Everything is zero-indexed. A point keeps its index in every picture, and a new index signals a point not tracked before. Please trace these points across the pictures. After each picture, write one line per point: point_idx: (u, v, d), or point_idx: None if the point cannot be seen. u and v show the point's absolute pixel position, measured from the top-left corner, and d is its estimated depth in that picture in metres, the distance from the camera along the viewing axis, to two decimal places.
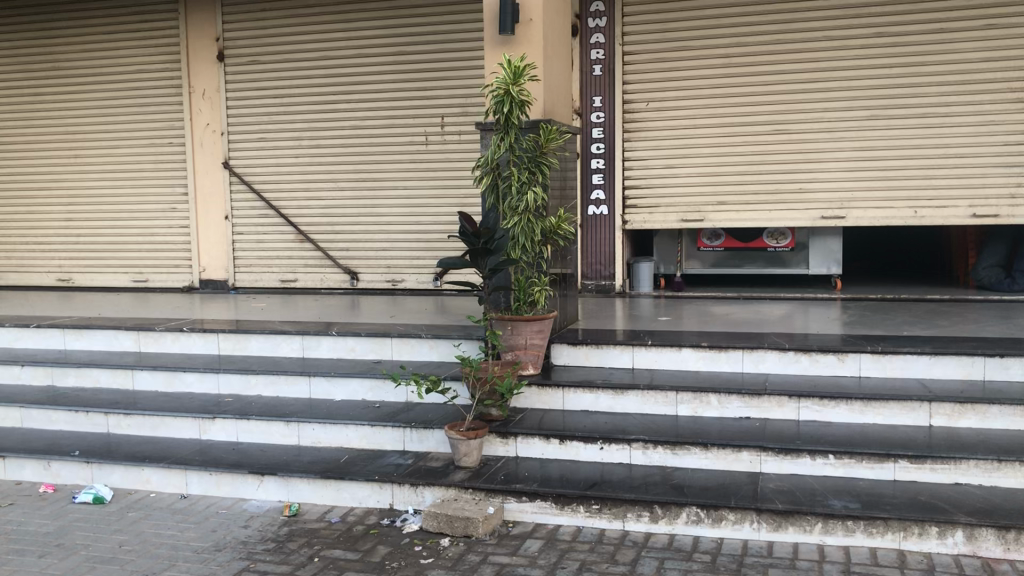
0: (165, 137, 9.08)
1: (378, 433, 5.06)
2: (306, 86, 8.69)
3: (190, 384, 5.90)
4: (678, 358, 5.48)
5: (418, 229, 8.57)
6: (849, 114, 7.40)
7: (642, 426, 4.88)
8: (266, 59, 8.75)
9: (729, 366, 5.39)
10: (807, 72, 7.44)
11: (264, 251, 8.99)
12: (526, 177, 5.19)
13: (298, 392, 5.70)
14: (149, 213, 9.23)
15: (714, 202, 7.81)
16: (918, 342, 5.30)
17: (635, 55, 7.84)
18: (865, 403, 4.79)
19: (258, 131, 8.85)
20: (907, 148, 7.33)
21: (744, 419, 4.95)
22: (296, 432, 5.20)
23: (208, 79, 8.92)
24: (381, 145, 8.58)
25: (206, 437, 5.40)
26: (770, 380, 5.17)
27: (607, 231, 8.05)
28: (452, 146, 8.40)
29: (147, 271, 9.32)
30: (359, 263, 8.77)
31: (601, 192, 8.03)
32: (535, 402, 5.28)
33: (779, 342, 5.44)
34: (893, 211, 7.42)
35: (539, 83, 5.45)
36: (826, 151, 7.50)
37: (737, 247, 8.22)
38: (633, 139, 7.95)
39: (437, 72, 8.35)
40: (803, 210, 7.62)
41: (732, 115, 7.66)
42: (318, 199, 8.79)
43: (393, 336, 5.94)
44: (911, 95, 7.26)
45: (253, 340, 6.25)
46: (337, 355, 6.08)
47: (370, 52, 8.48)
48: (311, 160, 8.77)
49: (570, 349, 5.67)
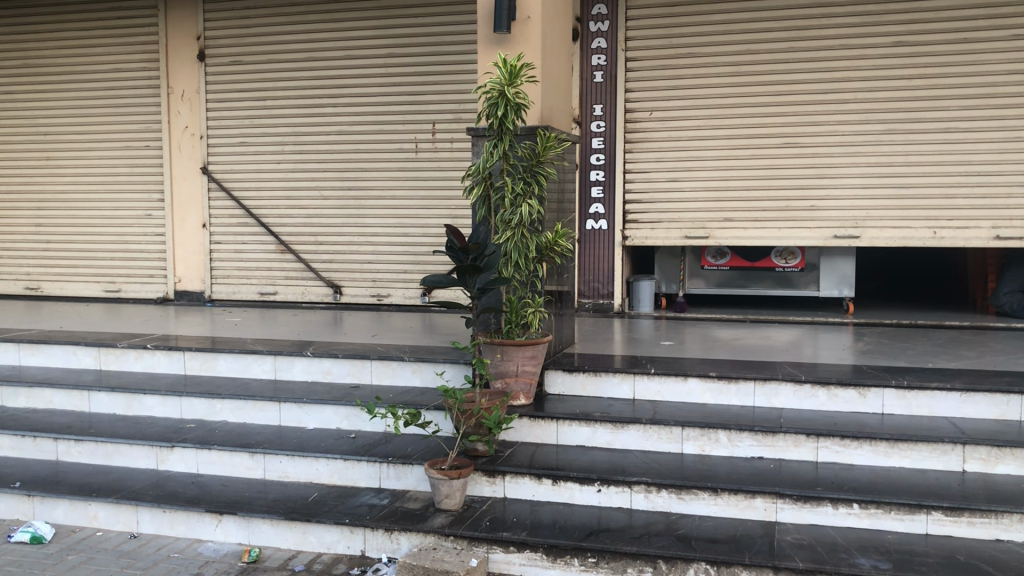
0: (142, 140, 8.62)
1: (352, 468, 4.59)
2: (291, 89, 8.23)
3: (150, 408, 5.42)
4: (683, 389, 5.01)
5: (406, 241, 8.10)
6: (865, 127, 6.97)
7: (645, 465, 4.40)
8: (249, 59, 8.30)
9: (739, 399, 4.93)
10: (822, 82, 7.01)
11: (243, 262, 8.51)
12: (521, 187, 4.73)
13: (267, 419, 5.22)
14: (124, 220, 8.75)
15: (720, 219, 7.36)
16: (946, 376, 4.84)
17: (638, 62, 7.40)
18: (891, 445, 4.33)
19: (240, 135, 8.39)
20: (927, 165, 6.89)
21: (756, 459, 4.49)
22: (261, 464, 4.73)
23: (188, 80, 8.46)
24: (369, 152, 8.11)
25: (164, 468, 4.91)
26: (784, 416, 4.70)
27: (605, 248, 7.60)
28: (444, 155, 7.93)
29: (120, 281, 8.81)
30: (343, 276, 8.28)
31: (600, 206, 7.58)
32: (527, 435, 4.81)
33: (793, 373, 4.98)
34: (911, 231, 6.97)
35: (536, 86, 4.99)
36: (840, 167, 7.06)
37: (744, 267, 7.73)
38: (635, 151, 7.50)
39: (429, 76, 7.90)
40: (815, 228, 7.18)
41: (741, 127, 7.22)
42: (301, 208, 8.32)
43: (374, 359, 5.46)
44: (932, 108, 6.83)
45: (222, 359, 5.77)
46: (312, 378, 5.61)
47: (359, 54, 8.03)
48: (294, 166, 8.30)
49: (566, 377, 5.19)
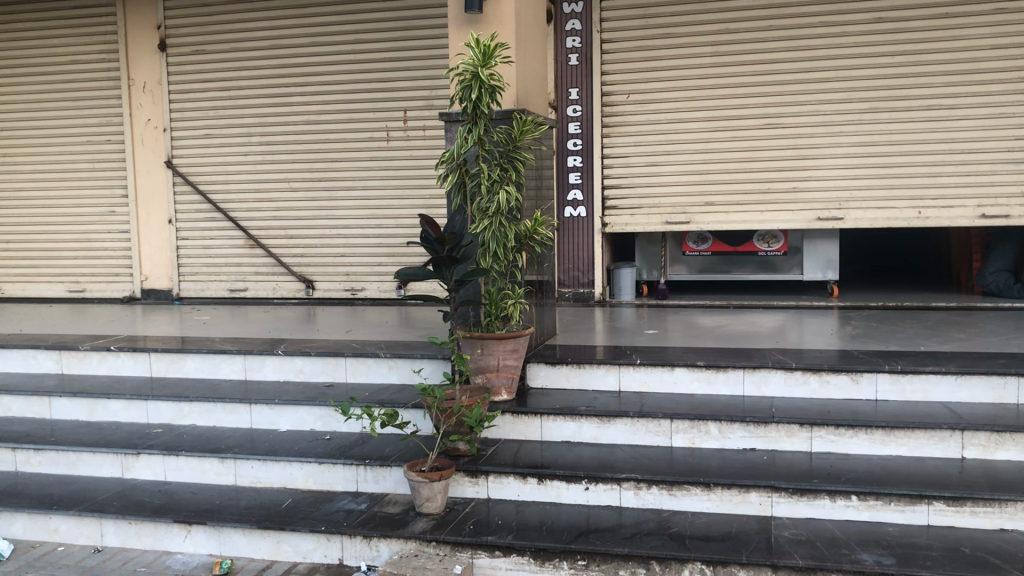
0: (103, 134, 8.32)
1: (328, 471, 4.38)
2: (256, 78, 7.97)
3: (115, 413, 5.18)
4: (670, 379, 4.84)
5: (380, 233, 7.87)
6: (847, 106, 6.82)
7: (634, 461, 4.23)
8: (212, 48, 8.02)
9: (728, 388, 4.77)
10: (802, 61, 6.85)
11: (212, 259, 8.24)
12: (497, 174, 4.53)
13: (237, 422, 5.01)
14: (86, 217, 8.46)
15: (702, 203, 7.19)
16: (940, 359, 4.70)
17: (614, 43, 7.21)
18: (888, 433, 4.18)
19: (205, 127, 8.12)
20: (911, 143, 6.75)
21: (748, 450, 4.33)
22: (232, 470, 4.52)
23: (149, 71, 8.16)
24: (339, 142, 7.87)
25: (130, 476, 4.68)
26: (776, 405, 4.55)
27: (584, 235, 7.40)
28: (416, 143, 7.71)
29: (84, 280, 8.52)
30: (315, 270, 8.04)
31: (578, 192, 7.38)
32: (510, 432, 4.62)
33: (783, 360, 4.82)
34: (895, 211, 6.84)
35: (511, 67, 4.78)
36: (823, 147, 6.91)
37: (726, 252, 7.58)
38: (613, 135, 7.32)
39: (399, 61, 7.66)
40: (797, 211, 7.02)
41: (720, 108, 7.05)
42: (270, 201, 8.07)
43: (348, 356, 5.25)
44: (914, 85, 6.69)
45: (189, 360, 5.53)
46: (284, 378, 5.39)
47: (326, 40, 7.78)
48: (262, 158, 8.04)
49: (548, 370, 5.01)
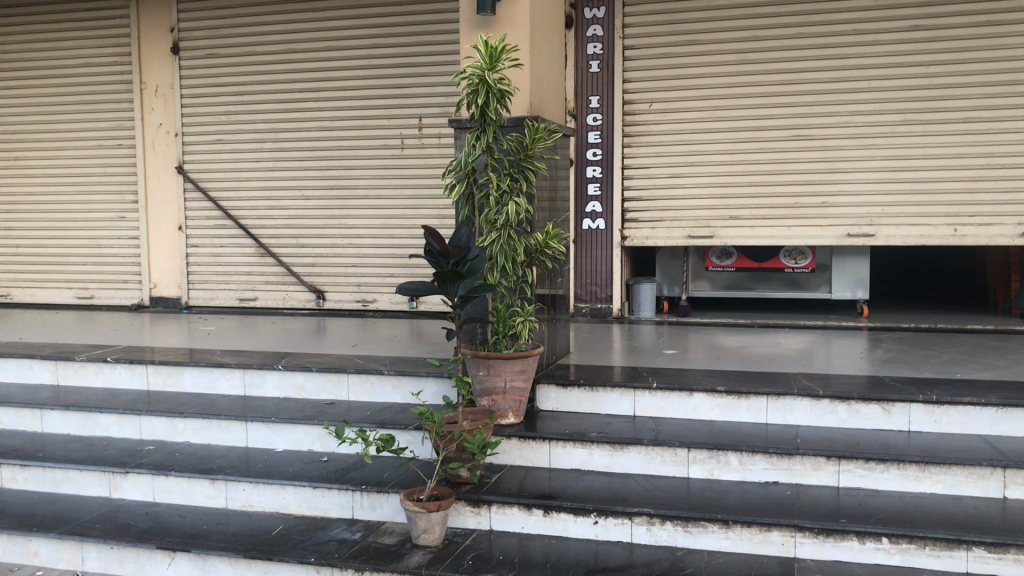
0: (114, 138, 8.17)
1: (322, 496, 4.14)
2: (270, 83, 7.78)
3: (107, 428, 4.97)
4: (688, 405, 4.57)
5: (393, 243, 7.65)
6: (880, 118, 6.51)
7: (648, 494, 3.95)
8: (225, 52, 7.85)
9: (750, 415, 4.48)
10: (833, 70, 6.56)
11: (221, 267, 8.05)
12: (507, 184, 4.29)
13: (232, 440, 4.79)
14: (96, 223, 8.30)
15: (726, 217, 6.90)
16: (978, 388, 4.39)
17: (636, 50, 6.95)
18: (922, 469, 3.88)
19: (217, 132, 7.95)
20: (946, 157, 6.44)
21: (770, 484, 4.05)
22: (223, 492, 4.29)
23: (161, 74, 8.00)
24: (352, 149, 7.66)
25: (118, 496, 4.46)
26: (801, 435, 4.26)
27: (602, 248, 7.14)
28: (431, 151, 7.49)
29: (93, 287, 8.36)
30: (325, 280, 7.83)
31: (597, 204, 7.13)
32: (516, 458, 4.36)
33: (809, 386, 4.52)
34: (929, 229, 6.52)
35: (523, 71, 4.54)
36: (854, 161, 6.60)
37: (751, 268, 7.28)
38: (634, 145, 7.05)
39: (414, 67, 7.45)
40: (826, 226, 6.72)
41: (746, 118, 6.77)
42: (281, 209, 7.87)
43: (351, 373, 5.01)
44: (952, 96, 6.37)
45: (187, 374, 5.33)
46: (283, 394, 5.17)
47: (341, 45, 7.58)
48: (274, 164, 7.85)
49: (559, 392, 4.74)
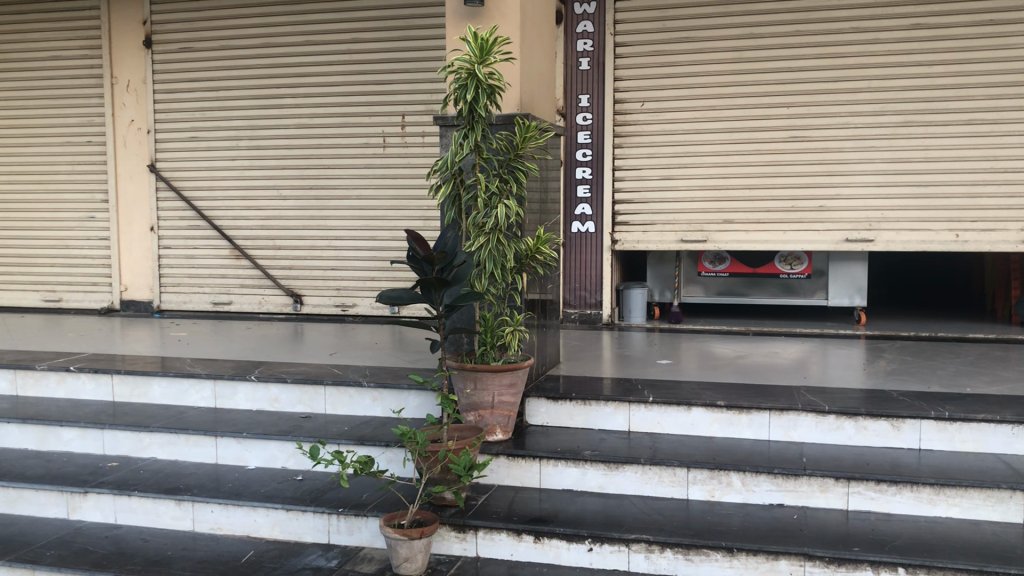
0: (83, 135, 7.84)
1: (296, 519, 3.87)
2: (247, 78, 7.48)
3: (67, 442, 4.66)
4: (686, 420, 4.31)
5: (374, 246, 7.36)
6: (879, 119, 6.29)
7: (645, 518, 3.69)
8: (201, 46, 7.55)
9: (752, 431, 4.24)
10: (832, 69, 6.33)
11: (194, 270, 7.74)
12: (496, 186, 4.02)
13: (202, 457, 4.50)
14: (65, 223, 7.97)
15: (719, 220, 6.67)
16: (991, 404, 4.16)
17: (628, 47, 6.71)
18: (937, 491, 3.64)
19: (191, 129, 7.64)
20: (948, 160, 6.23)
21: (775, 507, 3.80)
22: (189, 513, 4.00)
23: (133, 68, 7.68)
24: (332, 148, 7.37)
25: (76, 517, 4.15)
26: (806, 453, 4.02)
27: (592, 252, 6.89)
28: (414, 151, 7.21)
29: (61, 289, 8.02)
30: (304, 284, 7.54)
31: (586, 207, 6.87)
32: (504, 477, 4.09)
33: (814, 400, 4.29)
34: (930, 234, 6.32)
35: (514, 66, 4.27)
36: (852, 163, 6.38)
37: (746, 273, 7.06)
38: (625, 145, 6.81)
39: (397, 62, 7.17)
40: (823, 231, 6.50)
41: (742, 118, 6.54)
42: (258, 209, 7.57)
43: (328, 385, 4.73)
44: (954, 97, 6.16)
45: (154, 384, 5.03)
46: (256, 406, 4.88)
47: (321, 39, 7.29)
48: (251, 163, 7.55)
49: (549, 406, 4.48)
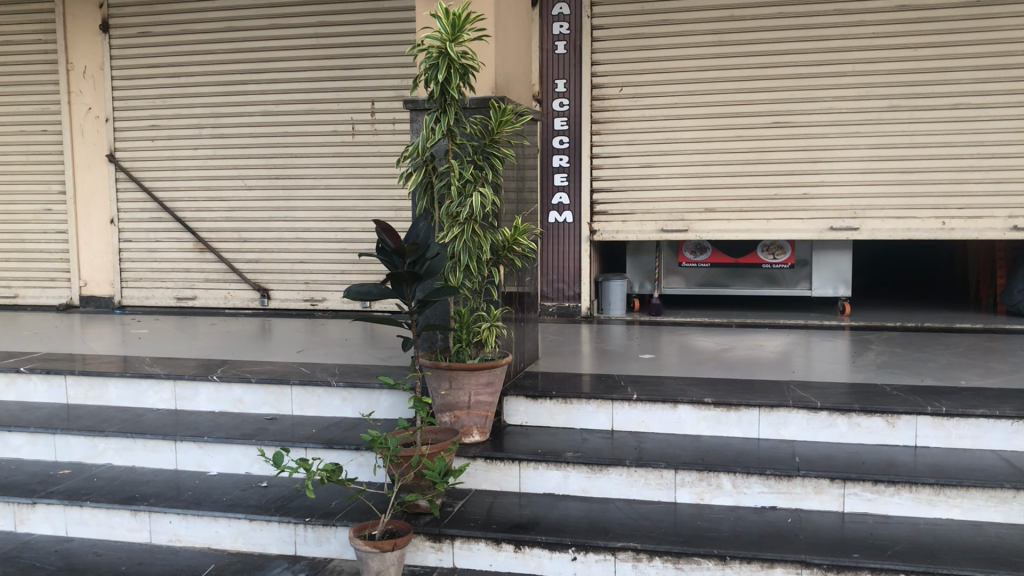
0: (39, 124, 7.51)
1: (260, 530, 3.63)
2: (209, 64, 7.19)
3: (17, 448, 4.39)
4: (673, 419, 4.11)
5: (344, 237, 7.10)
6: (864, 104, 6.12)
7: (632, 524, 3.48)
8: (161, 30, 7.24)
9: (740, 430, 4.05)
10: (815, 52, 6.15)
11: (157, 264, 7.44)
12: (470, 172, 3.79)
13: (160, 463, 4.24)
14: (20, 216, 7.64)
15: (701, 209, 6.48)
16: (989, 398, 4.00)
17: (606, 31, 6.48)
18: (937, 492, 3.46)
19: (152, 117, 7.33)
20: (934, 146, 6.07)
21: (767, 510, 3.61)
22: (146, 525, 3.75)
23: (90, 54, 7.36)
24: (300, 136, 7.10)
25: (25, 530, 3.89)
26: (799, 452, 3.84)
27: (570, 243, 6.67)
28: (385, 139, 6.95)
29: (17, 286, 7.69)
30: (271, 278, 7.26)
31: (564, 196, 6.65)
32: (482, 481, 3.87)
33: (805, 396, 4.10)
34: (916, 222, 6.16)
35: (488, 45, 4.03)
36: (836, 149, 6.21)
37: (728, 263, 6.87)
38: (604, 132, 6.59)
39: (366, 47, 6.90)
40: (807, 219, 6.32)
41: (723, 104, 6.34)
42: (223, 200, 7.29)
43: (295, 386, 4.49)
44: (940, 81, 6.00)
45: (110, 386, 4.76)
46: (219, 408, 4.63)
47: (286, 23, 7.01)
48: (214, 153, 7.27)
49: (528, 405, 4.27)
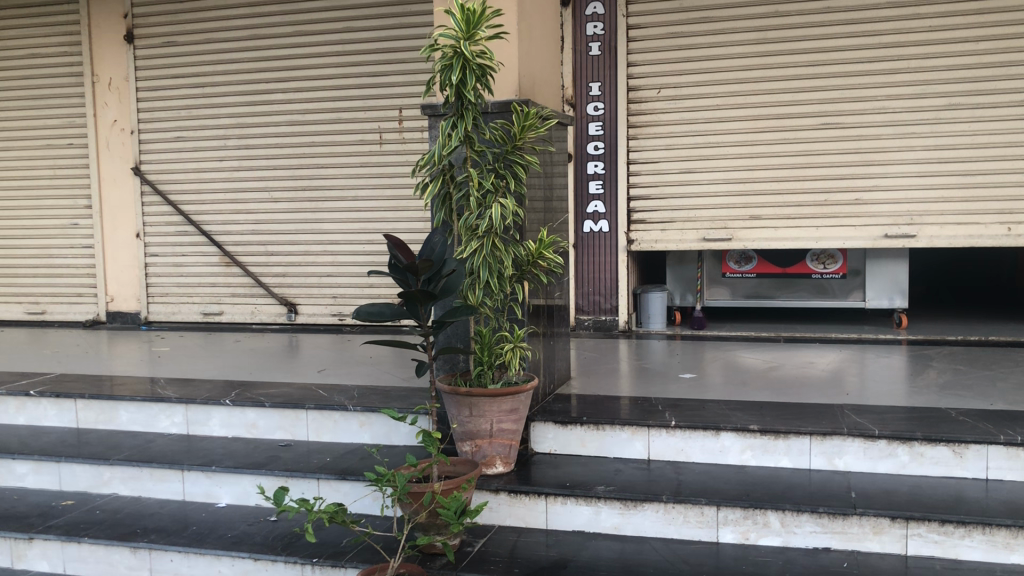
0: (65, 137, 7.39)
1: (265, 570, 3.35)
2: (234, 73, 7.00)
3: (21, 477, 4.18)
4: (715, 447, 3.77)
5: (372, 250, 6.86)
6: (920, 103, 5.72)
7: (669, 568, 3.15)
8: (185, 39, 7.07)
9: (790, 459, 3.70)
10: (866, 48, 5.77)
11: (183, 278, 7.27)
12: (490, 182, 3.50)
13: (167, 493, 4.00)
14: (48, 230, 7.52)
15: (745, 217, 6.12)
16: None
17: (642, 30, 6.16)
18: (1014, 535, 3.09)
19: (177, 128, 7.17)
20: (997, 146, 5.65)
21: (821, 552, 3.26)
22: (146, 563, 3.50)
23: (115, 65, 7.21)
24: (326, 145, 6.88)
25: (22, 567, 3.67)
26: (855, 486, 3.47)
27: (606, 253, 6.35)
28: (413, 147, 6.70)
29: (45, 301, 7.57)
30: (298, 292, 7.04)
31: (599, 204, 6.33)
32: (507, 517, 3.57)
33: (861, 422, 3.74)
34: (979, 228, 5.74)
35: (510, 45, 3.74)
36: (891, 151, 5.81)
37: (775, 274, 6.50)
38: (641, 137, 6.26)
39: (393, 52, 6.65)
40: (860, 226, 5.93)
41: (768, 104, 5.98)
42: (249, 212, 7.09)
43: (310, 409, 4.23)
44: (1004, 76, 5.58)
45: (122, 410, 4.54)
46: (232, 433, 4.39)
47: (312, 29, 6.79)
48: (240, 164, 7.07)
49: (558, 432, 3.95)
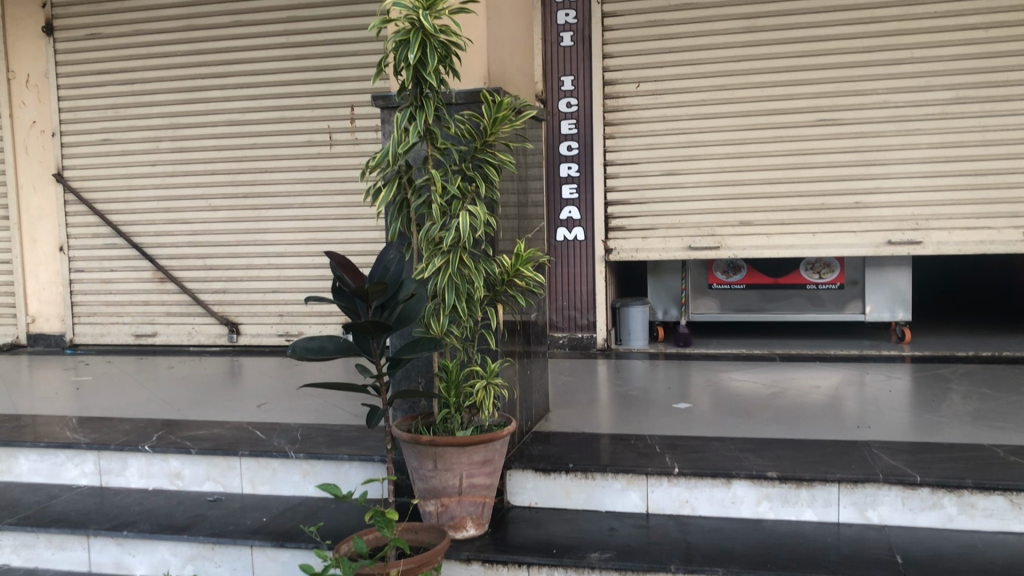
0: None
1: None
2: (167, 68, 6.31)
3: None
4: (726, 497, 3.18)
5: (322, 263, 6.20)
6: (924, 96, 5.22)
7: None
8: (112, 31, 6.37)
9: (814, 511, 3.12)
10: (865, 37, 5.25)
11: (112, 296, 6.55)
12: (457, 185, 2.89)
13: (69, 564, 3.32)
14: None
15: (735, 223, 5.56)
16: None
17: (619, 18, 5.59)
18: None
19: (103, 130, 6.46)
20: (1010, 143, 5.15)
21: None
22: None
23: (33, 60, 6.48)
24: (270, 148, 6.22)
25: None
26: (899, 546, 2.89)
27: (582, 265, 5.77)
28: (367, 148, 6.06)
29: None
30: (240, 310, 6.36)
31: (573, 210, 5.74)
32: None
33: (895, 464, 3.17)
34: (991, 233, 5.24)
35: (479, 24, 3.15)
36: (893, 149, 5.30)
37: (766, 284, 5.98)
38: (618, 136, 5.68)
39: (343, 43, 6.01)
40: (860, 232, 5.41)
41: (758, 99, 5.44)
42: (185, 223, 6.40)
43: (244, 456, 3.58)
44: (1017, 67, 5.09)
45: (21, 458, 3.84)
46: (153, 485, 3.72)
47: (253, 19, 6.14)
48: (174, 168, 6.38)
49: (539, 481, 3.35)
